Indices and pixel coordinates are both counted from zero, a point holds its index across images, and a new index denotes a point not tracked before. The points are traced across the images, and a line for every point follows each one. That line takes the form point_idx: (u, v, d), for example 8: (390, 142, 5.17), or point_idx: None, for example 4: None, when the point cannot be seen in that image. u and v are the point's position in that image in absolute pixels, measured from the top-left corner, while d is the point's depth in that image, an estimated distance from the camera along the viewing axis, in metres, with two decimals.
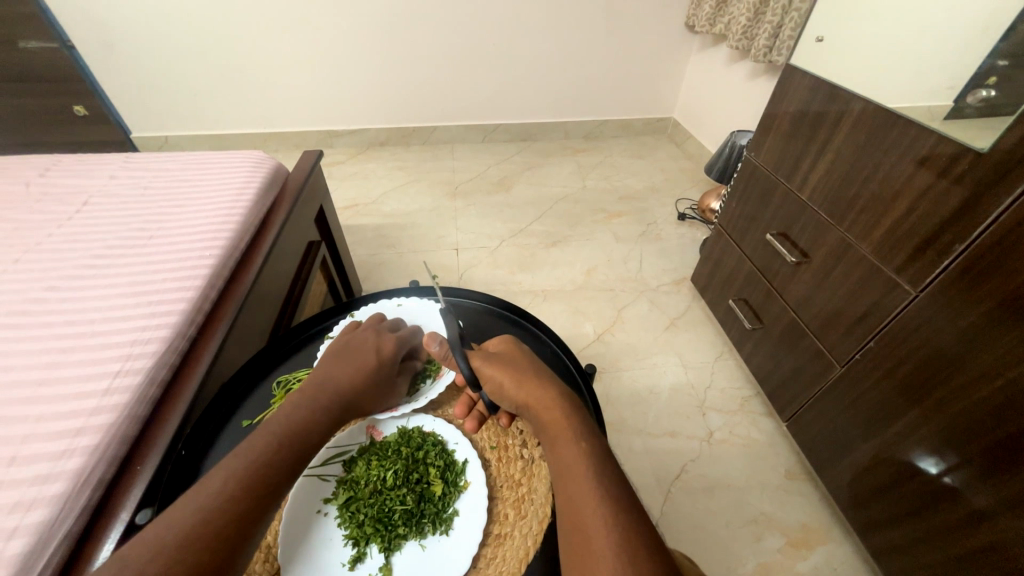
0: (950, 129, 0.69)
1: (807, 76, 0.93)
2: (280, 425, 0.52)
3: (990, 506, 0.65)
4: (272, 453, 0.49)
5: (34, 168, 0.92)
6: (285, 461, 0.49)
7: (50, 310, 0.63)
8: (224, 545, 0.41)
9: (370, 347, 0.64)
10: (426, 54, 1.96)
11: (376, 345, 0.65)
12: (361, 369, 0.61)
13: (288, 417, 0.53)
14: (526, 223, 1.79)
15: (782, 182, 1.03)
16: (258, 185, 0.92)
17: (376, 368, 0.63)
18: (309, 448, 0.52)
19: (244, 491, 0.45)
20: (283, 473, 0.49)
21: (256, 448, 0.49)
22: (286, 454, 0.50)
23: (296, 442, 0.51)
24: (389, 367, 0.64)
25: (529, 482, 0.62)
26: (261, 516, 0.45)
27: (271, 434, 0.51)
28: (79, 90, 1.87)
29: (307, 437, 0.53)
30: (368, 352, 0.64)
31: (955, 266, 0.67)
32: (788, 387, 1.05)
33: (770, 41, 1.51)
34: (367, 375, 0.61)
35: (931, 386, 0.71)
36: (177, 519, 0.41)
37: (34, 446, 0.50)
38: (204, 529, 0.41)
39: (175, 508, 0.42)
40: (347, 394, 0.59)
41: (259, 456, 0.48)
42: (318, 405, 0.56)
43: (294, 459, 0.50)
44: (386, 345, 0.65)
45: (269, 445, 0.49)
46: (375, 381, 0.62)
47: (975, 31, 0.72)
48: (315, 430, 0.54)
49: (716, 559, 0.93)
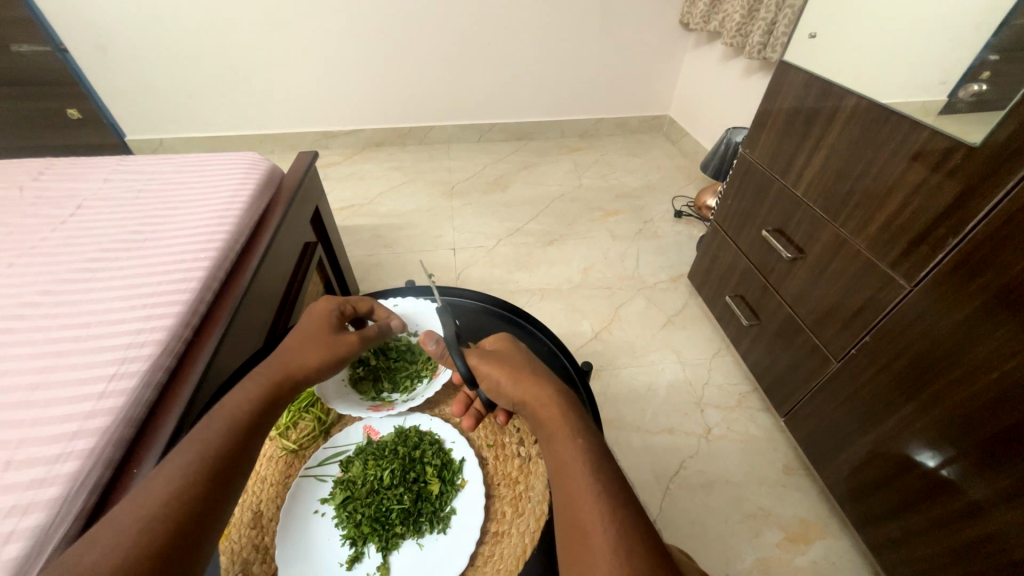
0: (943, 124, 0.69)
1: (800, 73, 0.93)
2: (225, 408, 0.50)
3: (986, 498, 0.65)
4: (225, 438, 0.47)
5: (28, 172, 0.91)
6: (235, 444, 0.47)
7: (47, 314, 0.63)
8: (179, 533, 0.40)
9: (303, 321, 0.64)
10: (422, 54, 1.96)
11: (306, 318, 0.65)
12: (298, 338, 0.61)
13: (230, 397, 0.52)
14: (522, 222, 1.79)
15: (776, 178, 1.03)
16: (253, 186, 0.92)
17: (314, 332, 0.62)
18: (260, 429, 0.51)
19: (197, 480, 0.43)
20: (237, 457, 0.47)
21: (203, 435, 0.47)
22: (236, 438, 0.48)
23: (243, 423, 0.49)
24: (330, 330, 0.63)
25: (526, 480, 0.63)
26: (217, 502, 0.43)
27: (219, 419, 0.49)
28: (72, 93, 1.86)
29: (255, 417, 0.51)
30: (301, 325, 0.63)
31: (949, 261, 0.68)
32: (785, 383, 1.05)
33: (764, 38, 1.51)
34: (304, 341, 0.60)
35: (927, 379, 0.72)
36: (124, 516, 0.40)
37: (30, 450, 0.50)
38: (157, 520, 0.40)
39: (122, 507, 0.40)
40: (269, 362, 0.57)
41: (208, 442, 0.46)
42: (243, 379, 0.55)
43: (244, 441, 0.48)
44: (315, 313, 0.65)
45: (222, 430, 0.48)
46: (318, 344, 0.60)
47: (967, 27, 0.72)
48: (258, 406, 0.52)
49: (716, 555, 0.94)
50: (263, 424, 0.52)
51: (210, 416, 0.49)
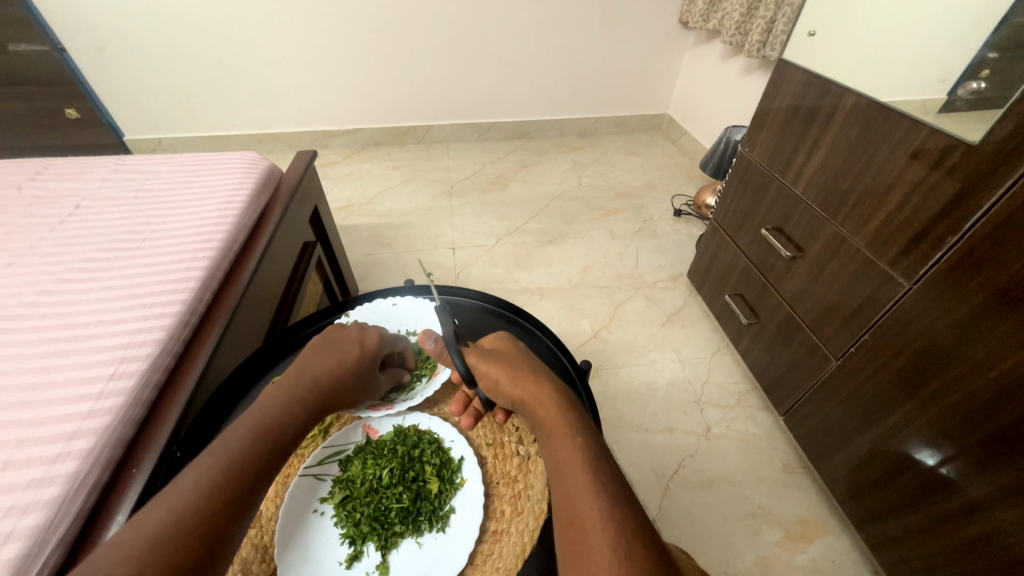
0: (942, 123, 0.69)
1: (799, 71, 0.93)
2: (250, 418, 0.51)
3: (985, 496, 0.65)
4: (248, 447, 0.48)
5: (26, 172, 0.91)
6: (262, 457, 0.48)
7: (44, 314, 0.63)
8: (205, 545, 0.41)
9: (352, 341, 0.63)
10: (420, 53, 1.96)
11: (357, 339, 0.64)
12: (347, 361, 0.61)
13: (264, 406, 0.52)
14: (522, 221, 1.79)
15: (775, 176, 1.03)
16: (251, 185, 0.91)
17: (362, 362, 0.62)
18: (287, 443, 0.51)
19: (224, 489, 0.44)
20: (264, 467, 0.48)
21: (229, 443, 0.48)
22: (263, 450, 0.48)
23: (271, 436, 0.50)
24: (370, 364, 0.63)
25: (526, 478, 0.62)
26: (240, 515, 0.44)
27: (245, 432, 0.49)
28: (70, 92, 1.86)
29: (283, 430, 0.51)
30: (351, 346, 0.63)
31: (948, 259, 0.68)
32: (785, 381, 1.05)
33: (763, 37, 1.51)
34: (350, 369, 0.60)
35: (926, 377, 0.72)
36: (149, 524, 0.40)
37: (29, 450, 0.50)
38: (186, 528, 0.40)
39: (145, 514, 0.41)
40: (323, 381, 0.57)
41: (235, 452, 0.47)
42: (294, 394, 0.55)
43: (272, 455, 0.49)
44: (369, 342, 0.64)
45: (246, 439, 0.48)
46: (359, 377, 0.61)
47: (967, 24, 0.72)
48: (290, 422, 0.52)
49: (715, 553, 0.94)
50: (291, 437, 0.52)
51: (241, 426, 0.50)
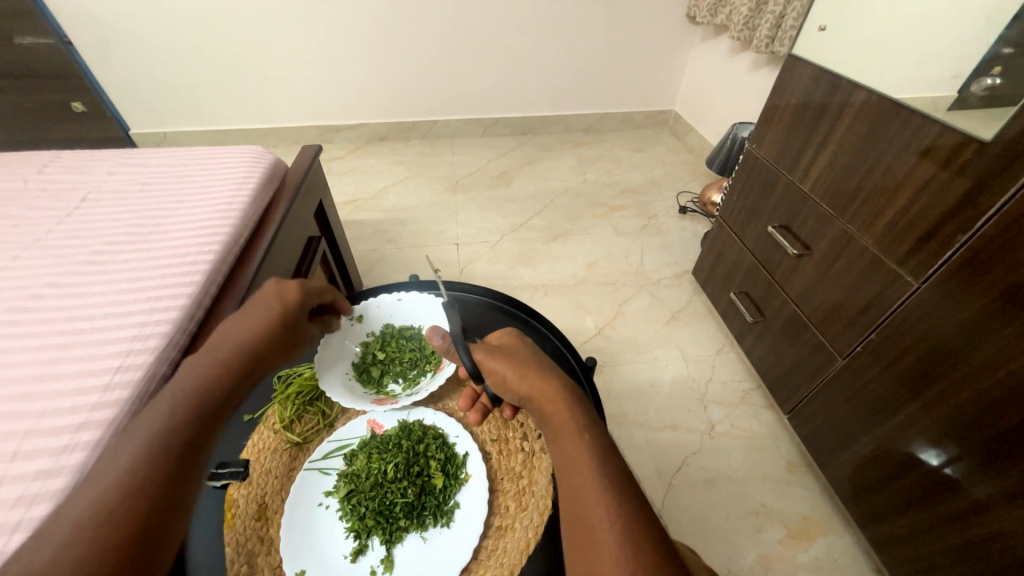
0: (954, 120, 0.68)
1: (808, 66, 0.92)
2: (173, 393, 0.51)
3: (990, 497, 0.65)
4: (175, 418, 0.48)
5: (32, 165, 0.91)
6: (189, 433, 0.48)
7: (51, 306, 0.63)
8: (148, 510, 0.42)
9: (271, 297, 0.61)
10: (425, 48, 1.95)
11: (278, 294, 0.61)
12: (267, 322, 0.59)
13: (179, 380, 0.52)
14: (526, 217, 1.78)
15: (783, 173, 1.02)
16: (257, 179, 0.92)
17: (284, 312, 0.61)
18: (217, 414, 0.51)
19: (153, 460, 0.45)
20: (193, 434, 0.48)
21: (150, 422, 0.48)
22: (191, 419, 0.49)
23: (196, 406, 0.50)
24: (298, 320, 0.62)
25: (530, 474, 0.63)
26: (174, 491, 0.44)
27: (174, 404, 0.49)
28: (77, 86, 1.87)
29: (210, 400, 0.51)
30: (270, 301, 0.61)
31: (959, 257, 0.67)
32: (789, 380, 1.05)
33: (773, 32, 1.50)
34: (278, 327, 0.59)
35: (931, 378, 0.71)
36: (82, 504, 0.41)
37: (36, 442, 0.50)
38: (107, 519, 0.40)
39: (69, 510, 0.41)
40: (246, 344, 0.57)
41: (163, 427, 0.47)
42: (212, 358, 0.55)
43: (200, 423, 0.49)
44: (290, 292, 0.62)
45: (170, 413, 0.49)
46: (282, 335, 0.60)
47: (980, 21, 0.71)
48: (219, 390, 0.53)
49: (718, 550, 0.94)
50: (222, 409, 0.52)
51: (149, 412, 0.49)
